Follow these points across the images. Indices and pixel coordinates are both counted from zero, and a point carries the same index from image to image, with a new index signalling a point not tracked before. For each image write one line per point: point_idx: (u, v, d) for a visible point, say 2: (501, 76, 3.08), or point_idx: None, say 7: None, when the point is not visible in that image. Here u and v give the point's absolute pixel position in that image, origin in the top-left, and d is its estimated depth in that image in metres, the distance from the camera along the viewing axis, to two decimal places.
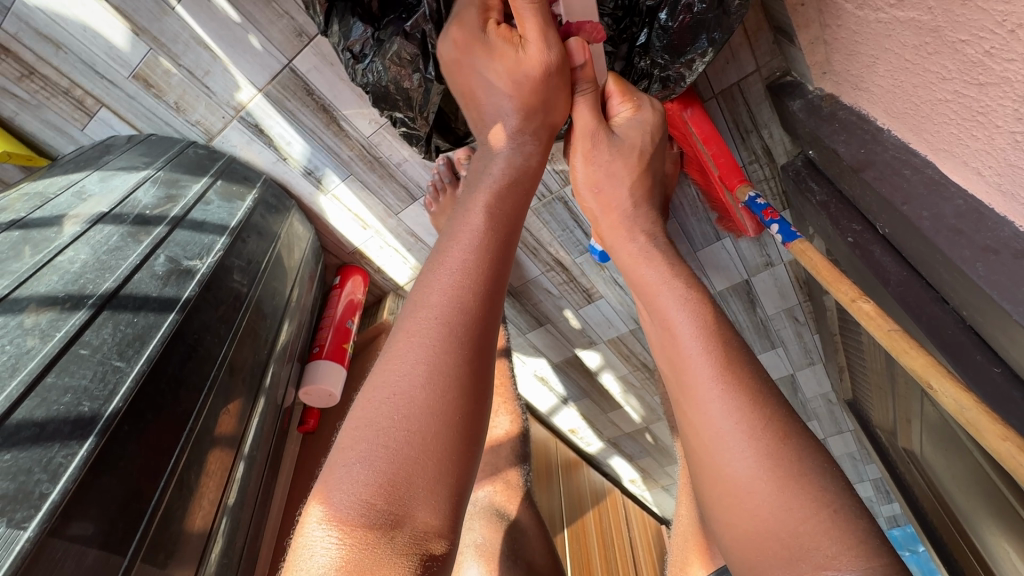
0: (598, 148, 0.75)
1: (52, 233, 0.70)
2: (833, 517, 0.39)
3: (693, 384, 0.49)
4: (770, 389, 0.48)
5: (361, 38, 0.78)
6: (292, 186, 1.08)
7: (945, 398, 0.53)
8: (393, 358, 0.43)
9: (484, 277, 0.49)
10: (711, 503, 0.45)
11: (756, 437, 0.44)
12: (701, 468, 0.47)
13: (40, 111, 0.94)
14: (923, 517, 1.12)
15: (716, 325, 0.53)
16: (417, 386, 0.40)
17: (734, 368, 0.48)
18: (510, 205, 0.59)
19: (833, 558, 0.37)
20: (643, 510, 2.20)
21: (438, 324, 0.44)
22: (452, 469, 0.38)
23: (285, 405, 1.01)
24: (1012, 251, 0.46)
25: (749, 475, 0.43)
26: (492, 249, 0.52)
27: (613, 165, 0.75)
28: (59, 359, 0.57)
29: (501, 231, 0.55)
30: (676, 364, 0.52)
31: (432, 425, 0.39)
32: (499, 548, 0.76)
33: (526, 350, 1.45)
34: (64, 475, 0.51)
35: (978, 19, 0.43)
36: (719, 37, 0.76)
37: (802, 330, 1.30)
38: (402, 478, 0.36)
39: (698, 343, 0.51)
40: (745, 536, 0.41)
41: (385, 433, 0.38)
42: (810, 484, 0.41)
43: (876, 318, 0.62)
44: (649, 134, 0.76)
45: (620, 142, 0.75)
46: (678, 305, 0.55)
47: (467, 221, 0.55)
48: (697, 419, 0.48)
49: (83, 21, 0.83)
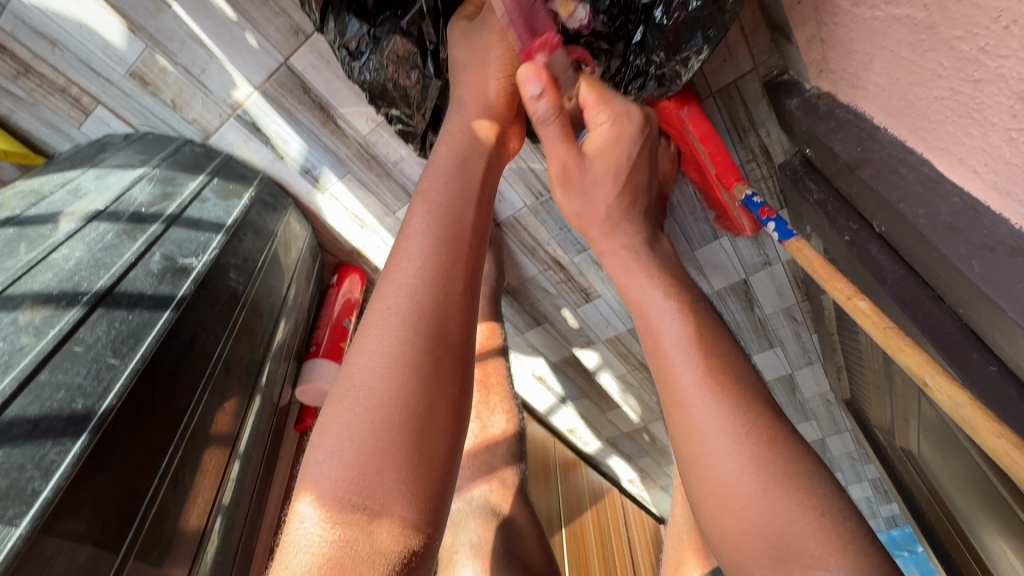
0: (572, 176, 0.69)
1: (47, 230, 0.70)
2: (820, 520, 0.39)
3: (678, 386, 0.49)
4: (756, 391, 0.48)
5: (356, 35, 0.77)
6: (289, 184, 1.08)
7: (940, 395, 0.55)
8: (356, 355, 0.43)
9: (443, 264, 0.48)
10: (699, 504, 0.46)
11: (741, 440, 0.44)
12: (688, 470, 0.47)
13: (37, 109, 0.94)
14: (921, 517, 1.12)
15: (702, 330, 0.52)
16: (380, 381, 0.40)
17: (717, 373, 0.48)
18: (465, 191, 0.58)
19: (822, 558, 0.37)
20: (642, 510, 2.19)
21: (396, 317, 0.44)
22: (423, 459, 0.38)
23: (281, 404, 1.00)
24: (1008, 249, 0.46)
25: (735, 477, 0.43)
26: (450, 237, 0.51)
27: (592, 191, 0.69)
28: (52, 357, 0.57)
29: (456, 216, 0.54)
30: (660, 368, 0.52)
31: (398, 417, 0.38)
32: (495, 548, 0.76)
33: (524, 350, 1.45)
34: (56, 473, 0.51)
35: (973, 15, 0.43)
36: (714, 34, 0.75)
37: (801, 329, 1.30)
38: (371, 472, 0.36)
39: (685, 348, 0.50)
40: (733, 537, 0.42)
41: (352, 429, 0.38)
42: (799, 486, 0.41)
43: (872, 315, 0.63)
44: (625, 152, 0.69)
45: (595, 169, 0.69)
46: (665, 310, 0.55)
47: (420, 211, 0.54)
48: (681, 422, 0.48)
49: (79, 18, 0.83)
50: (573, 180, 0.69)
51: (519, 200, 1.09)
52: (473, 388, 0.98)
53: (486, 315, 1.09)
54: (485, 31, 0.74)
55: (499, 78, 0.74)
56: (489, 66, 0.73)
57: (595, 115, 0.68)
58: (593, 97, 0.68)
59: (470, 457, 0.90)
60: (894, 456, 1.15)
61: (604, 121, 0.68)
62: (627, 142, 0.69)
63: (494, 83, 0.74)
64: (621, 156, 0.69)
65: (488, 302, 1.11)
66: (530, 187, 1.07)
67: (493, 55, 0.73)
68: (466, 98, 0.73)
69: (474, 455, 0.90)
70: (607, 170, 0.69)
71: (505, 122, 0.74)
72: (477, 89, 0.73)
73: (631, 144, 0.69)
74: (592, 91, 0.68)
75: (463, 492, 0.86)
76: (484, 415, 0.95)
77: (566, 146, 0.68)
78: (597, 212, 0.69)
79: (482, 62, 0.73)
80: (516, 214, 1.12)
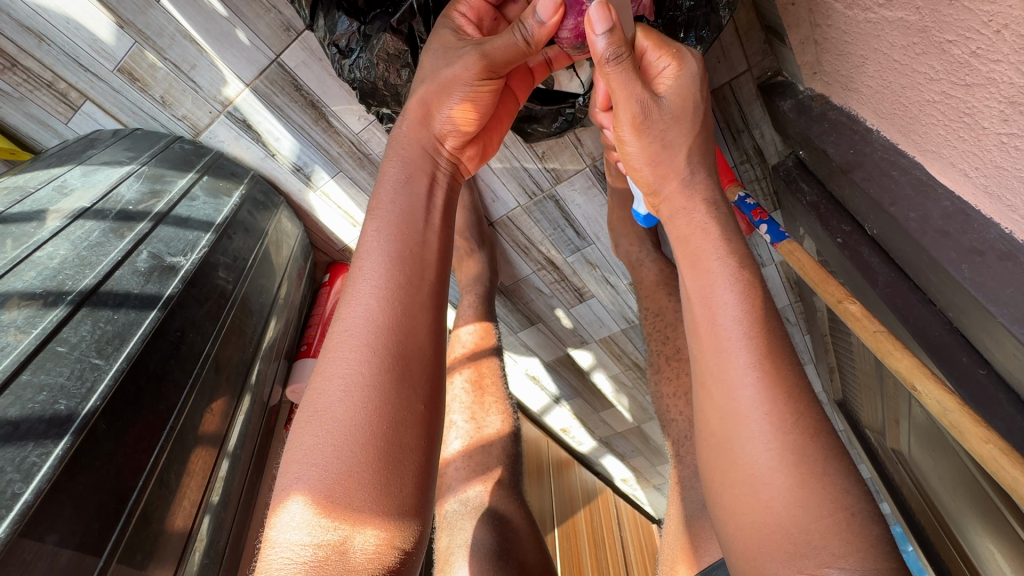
0: (652, 115, 0.58)
1: (32, 228, 0.69)
2: (849, 520, 0.37)
3: (725, 365, 0.44)
4: (804, 380, 0.43)
5: (346, 33, 0.77)
6: (280, 183, 1.08)
7: (928, 399, 0.53)
8: (317, 378, 0.41)
9: (402, 279, 0.46)
10: (713, 489, 0.43)
11: (785, 430, 0.40)
12: (712, 450, 0.43)
13: (23, 105, 0.93)
14: (911, 518, 1.13)
15: (747, 312, 0.46)
16: (341, 403, 0.39)
17: (768, 360, 0.43)
18: (420, 201, 0.55)
19: (840, 557, 0.36)
20: (635, 510, 2.20)
21: (354, 337, 0.42)
22: (393, 479, 0.37)
23: (269, 404, 1.00)
24: (998, 253, 0.47)
25: (769, 467, 0.40)
26: (407, 248, 0.49)
27: (673, 134, 0.59)
28: (36, 356, 0.56)
29: (416, 227, 0.51)
30: (709, 342, 0.46)
31: (363, 439, 0.38)
32: (487, 548, 0.75)
33: (517, 349, 1.44)
34: (38, 475, 0.50)
35: (964, 19, 0.43)
36: (706, 35, 0.80)
37: (793, 330, 1.31)
38: (339, 495, 0.36)
39: (741, 326, 0.45)
40: (752, 528, 0.39)
41: (317, 453, 0.37)
42: (831, 483, 0.39)
43: (862, 319, 0.61)
44: (697, 95, 0.60)
45: (671, 105, 0.59)
46: (724, 279, 0.47)
47: (374, 224, 0.51)
48: (720, 404, 0.43)
49: (67, 13, 0.82)
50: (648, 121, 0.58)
51: (513, 200, 1.09)
52: (468, 388, 0.99)
53: (479, 315, 1.07)
54: (462, 57, 0.64)
55: (458, 108, 0.65)
56: (452, 93, 0.64)
57: (658, 61, 0.62)
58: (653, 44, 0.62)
59: (463, 457, 0.91)
60: (885, 457, 1.16)
61: (668, 64, 0.62)
62: (694, 82, 0.60)
63: (454, 106, 0.65)
64: (694, 99, 0.60)
65: (481, 302, 1.10)
66: (524, 187, 1.07)
67: (463, 84, 0.64)
68: (412, 114, 0.63)
69: (468, 455, 0.90)
70: (685, 109, 0.59)
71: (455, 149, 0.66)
72: (425, 109, 0.64)
73: (700, 84, 0.61)
74: (650, 37, 0.62)
75: (457, 493, 0.87)
76: (478, 415, 0.95)
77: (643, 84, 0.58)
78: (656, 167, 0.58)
79: (446, 86, 0.64)
80: (510, 214, 1.12)
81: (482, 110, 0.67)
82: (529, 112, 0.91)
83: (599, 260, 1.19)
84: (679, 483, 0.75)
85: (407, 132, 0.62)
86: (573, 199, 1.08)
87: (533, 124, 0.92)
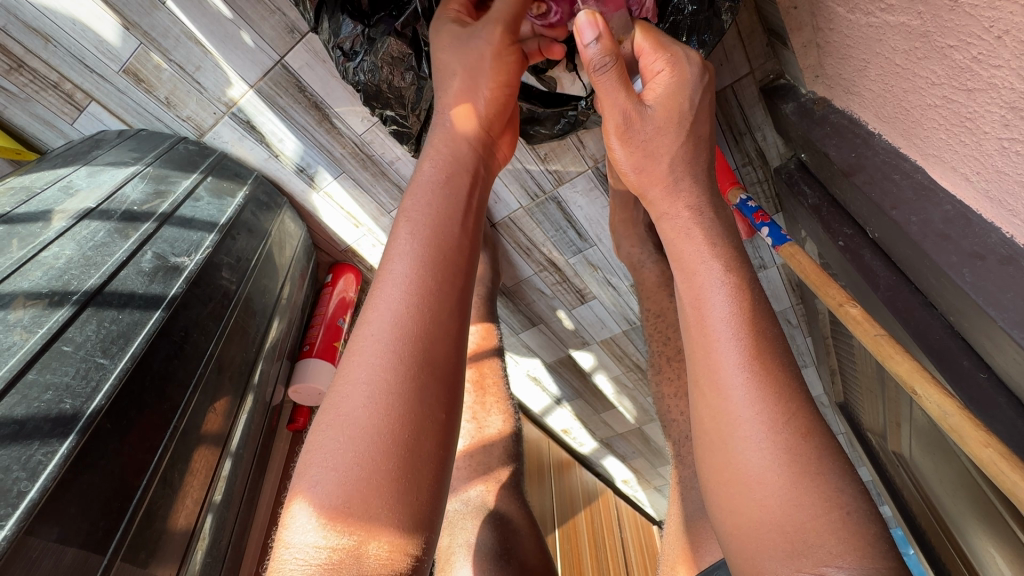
0: (634, 126, 0.59)
1: (38, 228, 0.69)
2: (845, 519, 0.37)
3: (717, 364, 0.44)
4: (797, 380, 0.43)
5: (350, 35, 0.78)
6: (284, 184, 1.08)
7: (928, 404, 0.53)
8: (340, 381, 0.42)
9: (432, 283, 0.46)
10: (709, 489, 0.43)
11: (777, 429, 0.41)
12: (706, 451, 0.44)
13: (29, 105, 0.94)
14: (913, 522, 1.13)
15: (750, 313, 0.45)
16: (363, 409, 0.39)
17: (767, 360, 0.43)
18: (458, 202, 0.54)
19: (837, 556, 0.36)
20: (636, 512, 2.20)
21: (379, 341, 0.42)
22: (410, 487, 0.37)
23: (272, 404, 1.00)
24: (998, 258, 0.47)
25: (761, 465, 0.40)
26: (438, 252, 0.49)
27: (654, 144, 0.59)
28: (41, 356, 0.56)
29: (448, 230, 0.51)
30: (700, 341, 0.46)
31: (382, 445, 0.38)
32: (487, 548, 0.75)
33: (518, 350, 1.44)
34: (43, 473, 0.50)
35: (966, 25, 0.43)
36: (709, 39, 0.80)
37: (795, 333, 1.31)
38: (355, 502, 0.36)
39: (731, 326, 0.45)
40: (747, 527, 0.39)
41: (337, 458, 0.37)
42: (826, 482, 0.39)
43: (863, 322, 0.61)
44: (688, 98, 0.60)
45: (656, 115, 0.59)
46: (721, 282, 0.47)
47: (406, 225, 0.50)
48: (715, 403, 0.44)
49: (73, 15, 0.82)
50: (630, 130, 0.59)
51: (514, 201, 1.09)
52: (469, 389, 0.98)
53: (480, 315, 1.07)
54: (486, 42, 0.66)
55: (489, 91, 0.67)
56: (482, 77, 0.66)
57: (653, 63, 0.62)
58: (648, 45, 0.62)
59: (464, 457, 0.91)
60: (886, 461, 1.16)
61: (662, 67, 0.62)
62: (690, 84, 0.60)
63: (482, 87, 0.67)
64: (686, 99, 0.60)
65: (483, 303, 1.10)
66: (526, 189, 1.07)
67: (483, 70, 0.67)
68: (450, 103, 0.65)
69: (470, 456, 0.90)
70: (674, 118, 0.59)
71: (492, 137, 0.67)
72: (465, 97, 0.66)
73: (694, 88, 0.60)
74: (646, 37, 0.62)
75: (459, 493, 0.86)
76: (480, 415, 0.95)
77: (627, 93, 0.58)
78: (662, 165, 0.58)
79: (475, 69, 0.66)
80: (511, 215, 1.12)
81: (512, 88, 0.69)
82: (531, 113, 0.91)
83: (600, 262, 1.19)
84: (679, 484, 0.75)
85: (454, 121, 0.63)
86: (574, 201, 1.08)
87: (535, 126, 0.93)
